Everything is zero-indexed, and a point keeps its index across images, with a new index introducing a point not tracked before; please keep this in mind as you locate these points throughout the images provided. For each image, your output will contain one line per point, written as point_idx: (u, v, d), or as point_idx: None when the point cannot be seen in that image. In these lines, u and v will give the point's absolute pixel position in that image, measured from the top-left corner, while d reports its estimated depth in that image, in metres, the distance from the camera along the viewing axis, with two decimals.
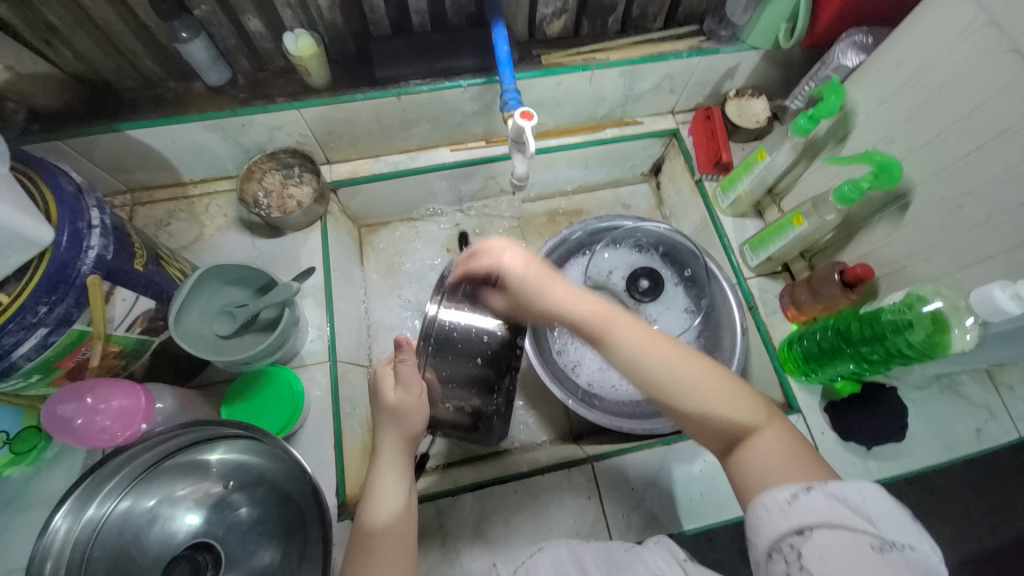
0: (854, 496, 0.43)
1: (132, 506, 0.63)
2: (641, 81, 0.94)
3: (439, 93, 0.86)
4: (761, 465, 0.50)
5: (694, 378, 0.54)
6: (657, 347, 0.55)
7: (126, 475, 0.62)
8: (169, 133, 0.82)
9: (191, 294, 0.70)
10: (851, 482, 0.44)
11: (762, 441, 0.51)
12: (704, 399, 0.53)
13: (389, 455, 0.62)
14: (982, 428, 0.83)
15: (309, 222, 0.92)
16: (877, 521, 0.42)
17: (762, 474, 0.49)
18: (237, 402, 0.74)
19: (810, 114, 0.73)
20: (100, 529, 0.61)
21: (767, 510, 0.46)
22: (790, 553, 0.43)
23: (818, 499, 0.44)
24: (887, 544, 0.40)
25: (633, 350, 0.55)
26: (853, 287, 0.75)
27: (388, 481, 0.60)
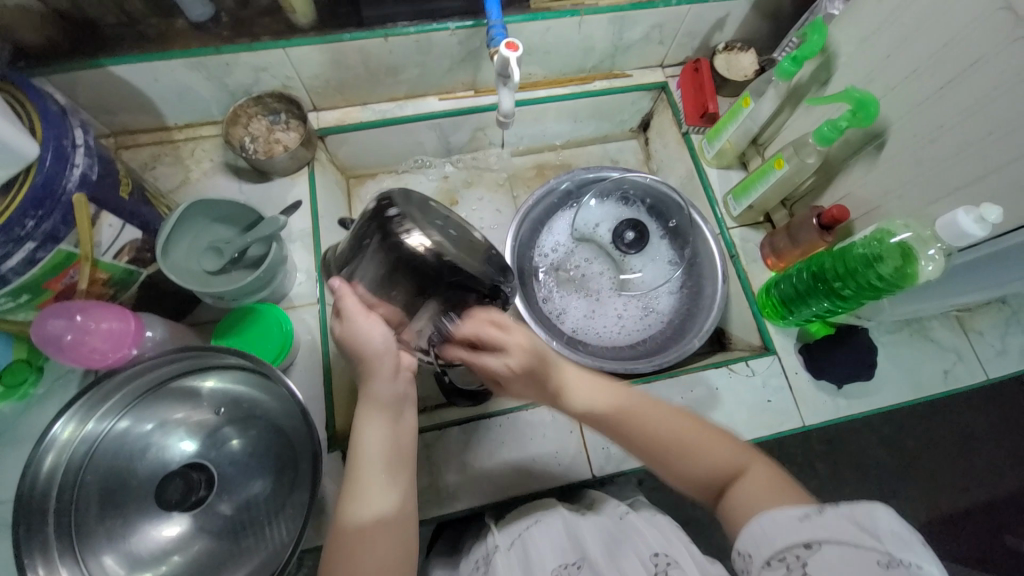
0: (868, 517, 0.43)
1: (129, 427, 0.65)
2: (630, 29, 0.94)
3: (427, 36, 0.86)
4: (747, 495, 0.51)
5: (676, 433, 0.60)
6: (642, 408, 0.62)
7: (122, 398, 0.64)
8: (151, 72, 0.81)
9: (176, 228, 0.71)
10: (864, 505, 0.44)
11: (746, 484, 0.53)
12: (686, 452, 0.58)
13: (373, 446, 0.58)
14: (949, 370, 0.87)
15: (296, 167, 0.92)
16: (884, 537, 0.41)
17: (749, 502, 0.50)
18: (228, 335, 0.75)
19: (793, 56, 0.74)
20: (97, 446, 0.63)
21: (773, 523, 0.47)
22: (794, 561, 0.43)
23: (832, 519, 0.44)
24: (894, 561, 0.40)
25: (615, 414, 0.62)
26: (829, 229, 0.77)
27: (373, 475, 0.57)
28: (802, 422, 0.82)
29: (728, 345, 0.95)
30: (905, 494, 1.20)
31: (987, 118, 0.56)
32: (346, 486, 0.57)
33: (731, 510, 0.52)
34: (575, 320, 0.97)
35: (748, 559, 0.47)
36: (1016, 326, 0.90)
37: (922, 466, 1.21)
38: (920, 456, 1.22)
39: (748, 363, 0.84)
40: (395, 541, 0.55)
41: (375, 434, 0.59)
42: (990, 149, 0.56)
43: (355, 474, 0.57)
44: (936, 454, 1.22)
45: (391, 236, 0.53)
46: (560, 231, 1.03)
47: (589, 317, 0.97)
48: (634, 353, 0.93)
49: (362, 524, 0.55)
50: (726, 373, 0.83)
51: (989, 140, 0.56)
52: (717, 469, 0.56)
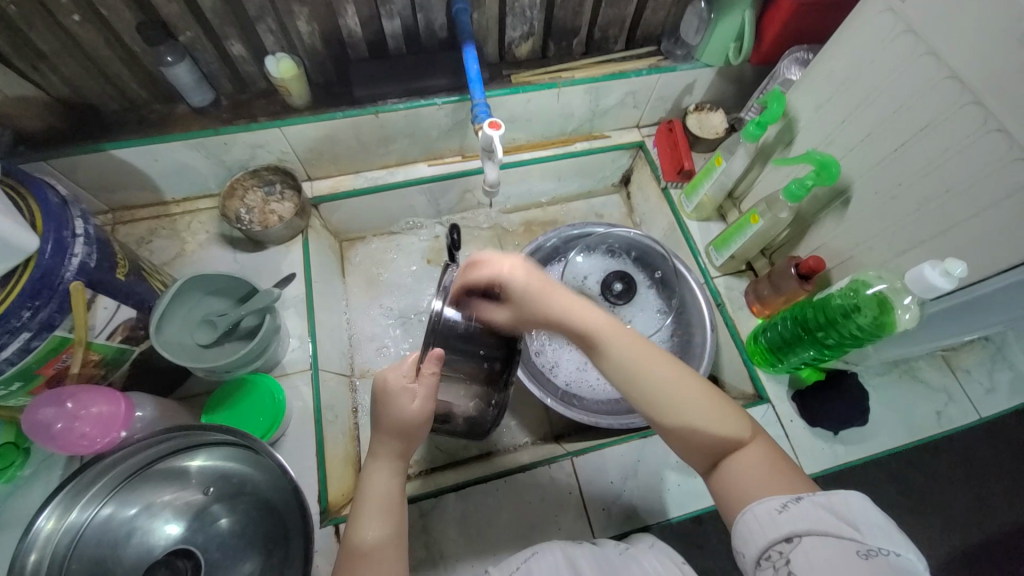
0: (833, 508, 0.49)
1: (113, 514, 0.63)
2: (606, 97, 1.01)
3: (416, 110, 0.91)
4: (746, 475, 0.56)
5: (691, 405, 0.59)
6: (662, 371, 0.60)
7: (109, 482, 0.62)
8: (153, 153, 0.85)
9: (171, 304, 0.71)
10: (839, 495, 0.50)
11: (746, 455, 0.58)
12: (699, 418, 0.59)
13: (374, 496, 0.62)
14: (942, 411, 0.87)
15: (290, 236, 0.95)
16: (861, 527, 0.48)
17: (747, 481, 0.56)
18: (220, 411, 0.74)
19: (756, 121, 0.79)
20: (80, 537, 0.60)
21: (757, 520, 0.52)
22: (779, 557, 0.49)
23: (807, 509, 0.50)
24: (872, 551, 0.46)
25: (639, 368, 0.61)
26: (808, 278, 0.80)
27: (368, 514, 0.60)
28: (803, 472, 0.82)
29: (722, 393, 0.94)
30: (921, 539, 1.16)
31: (941, 177, 0.60)
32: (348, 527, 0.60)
33: (726, 483, 0.58)
34: (568, 373, 0.98)
35: (742, 556, 0.52)
36: (1001, 363, 0.92)
37: (933, 508, 1.18)
38: (931, 497, 1.19)
39: None
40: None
41: (378, 482, 0.63)
42: (949, 205, 0.60)
43: (359, 512, 0.61)
44: (946, 495, 1.19)
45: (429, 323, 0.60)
46: None
47: (583, 370, 0.98)
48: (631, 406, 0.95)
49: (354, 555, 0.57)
50: None
51: (946, 197, 0.60)
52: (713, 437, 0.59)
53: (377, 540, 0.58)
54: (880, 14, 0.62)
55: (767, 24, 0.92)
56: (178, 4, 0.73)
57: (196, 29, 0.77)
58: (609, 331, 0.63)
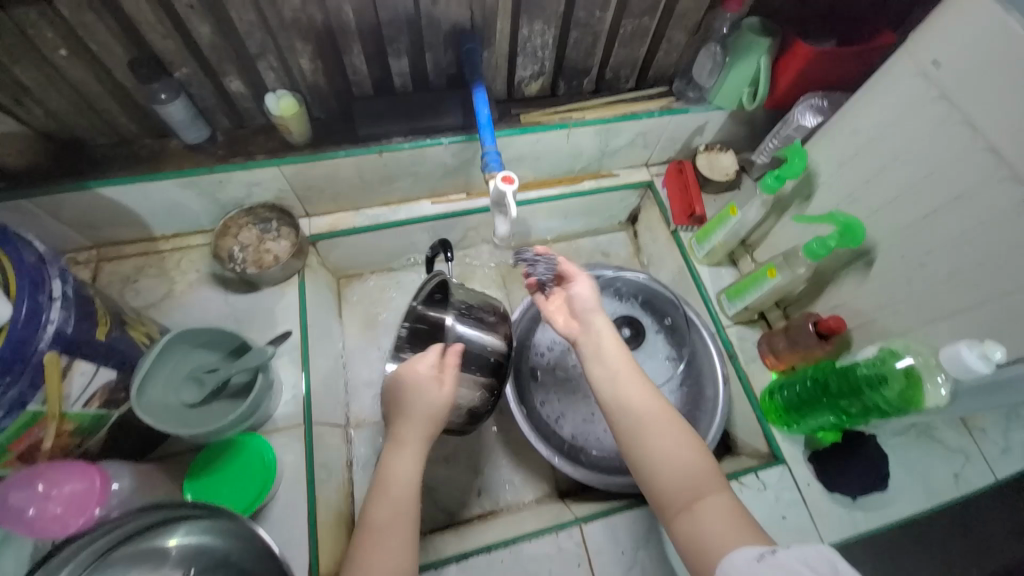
0: (813, 559, 0.44)
1: None
2: (617, 137, 0.98)
3: (421, 150, 0.88)
4: (709, 524, 0.53)
5: (667, 442, 0.60)
6: (651, 401, 0.63)
7: (78, 567, 0.57)
8: (143, 191, 0.81)
9: (156, 362, 0.66)
10: (814, 548, 0.45)
11: (711, 508, 0.55)
12: (665, 458, 0.59)
13: (390, 483, 0.60)
14: (959, 472, 0.84)
15: (286, 276, 0.90)
16: None
17: (709, 531, 0.53)
18: (203, 474, 0.69)
19: (776, 174, 0.76)
20: None
21: (735, 571, 0.47)
22: None
23: (782, 557, 0.45)
24: None
25: (626, 396, 0.64)
26: (828, 337, 0.77)
27: (380, 505, 0.58)
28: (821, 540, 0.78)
29: (735, 448, 0.91)
30: None
31: (975, 250, 0.57)
32: (361, 514, 0.59)
33: (688, 534, 0.54)
34: (574, 425, 0.94)
35: None
36: None
37: None
38: None
39: (759, 474, 0.81)
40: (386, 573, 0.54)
41: (399, 464, 0.61)
42: (982, 279, 0.58)
43: (373, 500, 0.59)
44: None
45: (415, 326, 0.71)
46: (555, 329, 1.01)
47: (589, 422, 0.94)
48: None
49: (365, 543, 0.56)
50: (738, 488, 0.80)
51: (980, 272, 0.57)
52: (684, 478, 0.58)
53: (390, 531, 0.56)
54: (911, 78, 0.60)
55: (783, 70, 0.90)
56: (175, 40, 0.69)
57: (193, 65, 0.73)
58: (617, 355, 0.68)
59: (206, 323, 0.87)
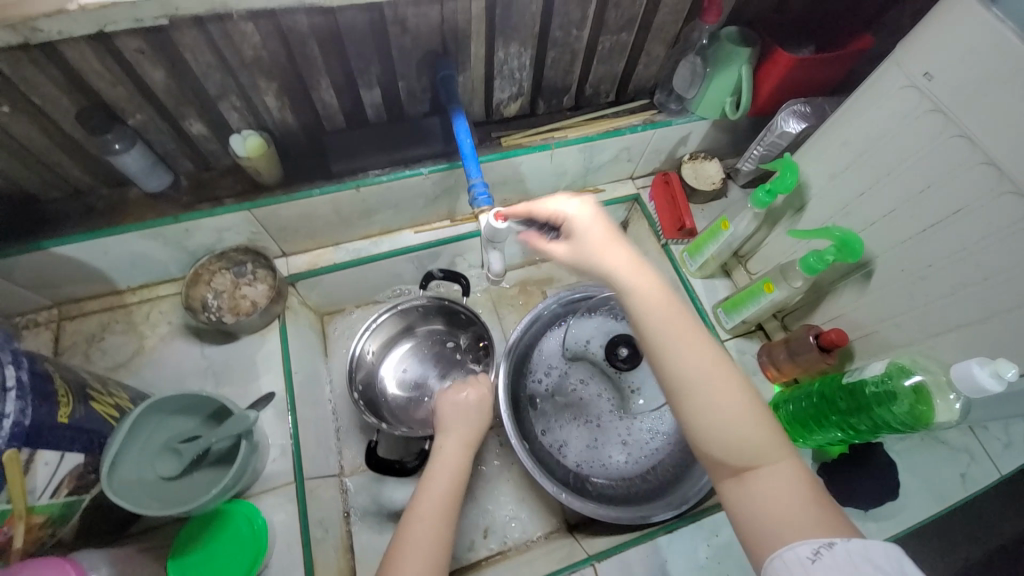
0: (876, 557, 0.41)
1: None
2: (600, 154, 0.96)
3: (400, 182, 0.84)
4: (765, 501, 0.48)
5: (722, 400, 0.52)
6: (697, 350, 0.54)
7: None
8: (103, 246, 0.75)
9: (127, 437, 0.61)
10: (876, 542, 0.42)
11: (769, 480, 0.49)
12: (721, 418, 0.52)
13: (442, 467, 0.67)
14: (966, 472, 0.83)
15: (265, 323, 0.86)
16: None
17: (766, 508, 0.48)
18: (190, 551, 0.65)
19: (767, 187, 0.76)
20: None
21: (788, 570, 0.43)
22: None
23: (841, 553, 0.42)
24: None
25: (666, 343, 0.55)
26: (829, 350, 0.76)
27: (434, 483, 0.64)
28: None
29: None
30: None
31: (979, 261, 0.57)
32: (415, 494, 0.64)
33: (740, 504, 0.50)
34: (578, 452, 0.91)
35: None
36: None
37: None
38: None
39: None
40: (429, 543, 0.59)
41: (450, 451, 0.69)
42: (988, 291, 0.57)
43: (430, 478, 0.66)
44: None
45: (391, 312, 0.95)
46: (551, 351, 0.98)
47: (593, 448, 0.91)
48: (646, 486, 0.88)
49: (421, 509, 0.62)
50: None
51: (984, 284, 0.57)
52: (742, 446, 0.51)
53: (443, 501, 0.63)
54: (901, 90, 0.60)
55: (763, 78, 0.88)
56: (126, 87, 0.64)
57: (148, 112, 0.68)
58: (649, 293, 0.58)
59: (182, 379, 0.81)
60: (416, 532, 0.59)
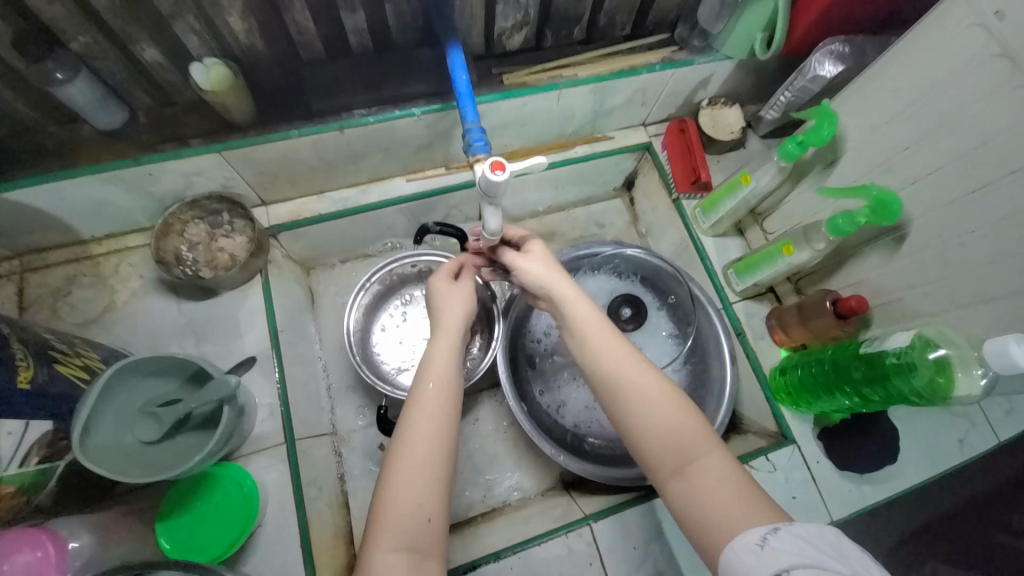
0: (822, 541, 0.42)
1: None
2: (612, 96, 0.87)
3: (389, 123, 0.75)
4: (702, 495, 0.50)
5: (647, 403, 0.55)
6: (621, 359, 0.57)
7: None
8: (57, 191, 0.67)
9: (99, 400, 0.57)
10: (819, 526, 0.44)
11: (699, 474, 0.51)
12: (648, 420, 0.54)
13: (428, 388, 0.57)
14: (964, 438, 0.83)
15: (246, 278, 0.79)
16: (849, 562, 0.41)
17: (703, 502, 0.49)
18: (176, 513, 0.62)
19: (798, 139, 0.69)
20: None
21: (743, 558, 0.44)
22: None
23: (785, 537, 0.43)
24: None
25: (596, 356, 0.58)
26: (846, 317, 0.72)
27: (416, 441, 0.53)
28: (830, 517, 0.77)
29: (741, 426, 0.88)
30: None
31: None
32: (397, 432, 0.55)
33: (682, 501, 0.51)
34: (575, 413, 0.89)
35: None
36: None
37: None
38: None
39: (769, 457, 0.78)
40: (421, 489, 0.51)
41: (435, 364, 0.59)
42: None
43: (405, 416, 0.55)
44: None
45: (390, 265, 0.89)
46: None
47: (591, 409, 0.90)
48: None
49: (409, 446, 0.53)
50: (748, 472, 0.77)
51: None
52: (670, 444, 0.53)
53: (434, 440, 0.53)
54: (967, 30, 0.53)
55: (801, 13, 0.79)
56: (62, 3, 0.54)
57: (92, 33, 0.58)
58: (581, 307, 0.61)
59: (160, 336, 0.76)
60: (405, 478, 0.52)
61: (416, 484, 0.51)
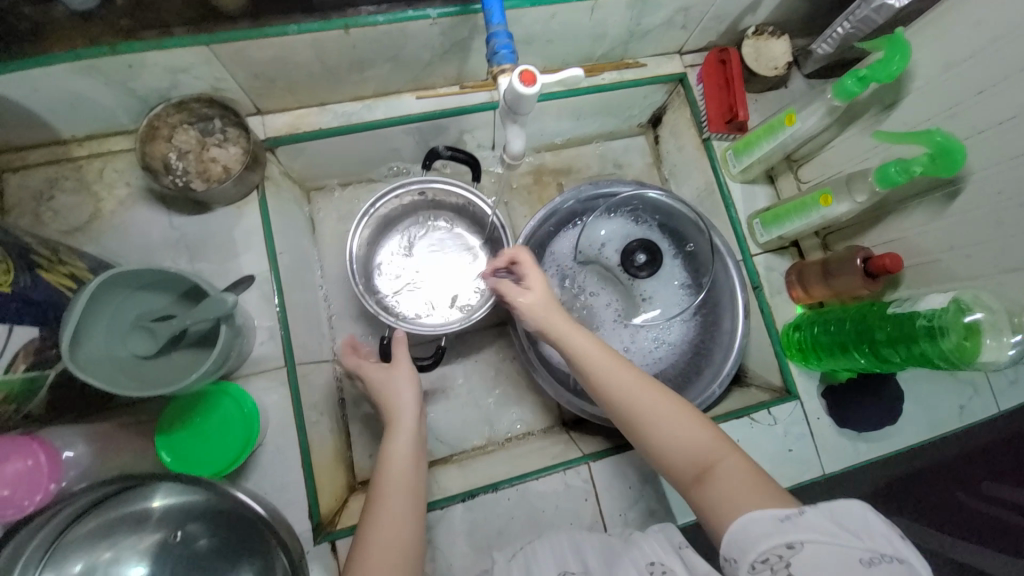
0: (844, 518, 0.42)
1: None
2: (651, 13, 0.77)
3: (401, 26, 0.67)
4: (725, 496, 0.49)
5: (656, 414, 0.56)
6: (625, 372, 0.59)
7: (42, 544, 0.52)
8: (28, 79, 0.60)
9: (89, 310, 0.54)
10: (842, 503, 0.43)
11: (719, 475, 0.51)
12: (661, 432, 0.56)
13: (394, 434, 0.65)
14: (965, 405, 0.83)
15: (242, 194, 0.74)
16: (868, 536, 0.40)
17: (728, 503, 0.48)
18: (175, 428, 0.62)
19: (860, 74, 0.62)
20: None
21: (756, 525, 0.44)
22: (778, 562, 0.41)
23: (809, 516, 0.42)
24: (877, 558, 0.39)
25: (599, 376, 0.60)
26: (876, 276, 0.69)
27: (386, 481, 0.61)
28: (821, 469, 0.78)
29: (745, 380, 0.88)
30: None
31: None
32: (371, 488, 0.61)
33: (705, 506, 0.50)
34: None
35: (734, 566, 0.44)
36: None
37: None
38: None
39: (771, 411, 0.78)
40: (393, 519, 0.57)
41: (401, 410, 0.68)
42: None
43: (379, 491, 0.60)
44: None
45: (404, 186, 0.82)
46: (563, 253, 0.90)
47: None
48: None
49: (380, 486, 0.60)
50: (748, 423, 0.77)
51: None
52: (687, 450, 0.54)
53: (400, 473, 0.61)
54: None
55: None
56: None
57: None
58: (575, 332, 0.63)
59: (151, 251, 0.72)
60: (378, 514, 0.58)
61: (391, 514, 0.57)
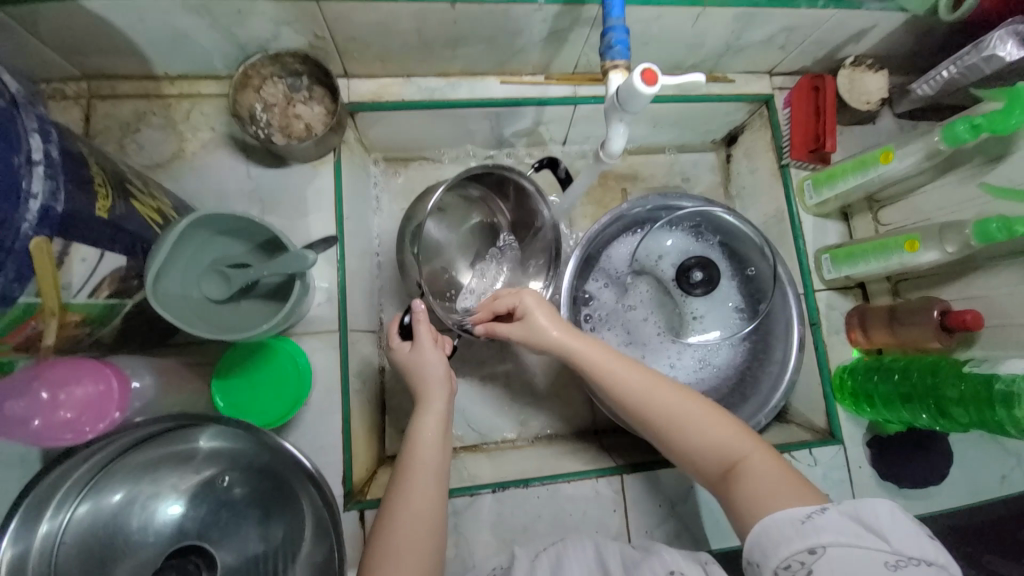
0: (863, 516, 0.42)
1: (95, 508, 0.53)
2: (754, 30, 0.75)
3: (506, 9, 0.66)
4: (750, 492, 0.48)
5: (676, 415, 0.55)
6: (646, 381, 0.58)
7: (90, 469, 0.53)
8: (140, 12, 0.61)
9: (174, 247, 0.55)
10: (860, 500, 0.43)
11: (745, 474, 0.49)
12: (682, 434, 0.54)
13: (429, 421, 0.62)
14: (1008, 475, 0.79)
15: (320, 155, 0.74)
16: (889, 536, 0.41)
17: (753, 497, 0.47)
18: (231, 375, 0.63)
19: (975, 122, 0.62)
20: (63, 540, 0.51)
21: (778, 528, 0.43)
22: (801, 568, 0.41)
23: (830, 517, 0.42)
24: (902, 562, 0.39)
25: (617, 386, 0.58)
26: (950, 331, 0.66)
27: (418, 466, 0.59)
28: None
29: (785, 416, 0.86)
30: None
31: None
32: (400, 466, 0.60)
33: (732, 502, 0.49)
34: None
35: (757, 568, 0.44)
36: None
37: None
38: None
39: (812, 451, 0.76)
40: (420, 503, 0.56)
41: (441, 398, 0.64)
42: None
43: (409, 467, 0.59)
44: None
45: (502, 173, 0.75)
46: (617, 259, 0.88)
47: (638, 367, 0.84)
48: None
49: (410, 465, 0.59)
50: (788, 460, 0.75)
51: None
52: (711, 452, 0.52)
53: (434, 457, 0.60)
54: None
55: None
56: None
57: None
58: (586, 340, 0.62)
59: (225, 198, 0.73)
60: (405, 495, 0.57)
61: (419, 499, 0.56)
